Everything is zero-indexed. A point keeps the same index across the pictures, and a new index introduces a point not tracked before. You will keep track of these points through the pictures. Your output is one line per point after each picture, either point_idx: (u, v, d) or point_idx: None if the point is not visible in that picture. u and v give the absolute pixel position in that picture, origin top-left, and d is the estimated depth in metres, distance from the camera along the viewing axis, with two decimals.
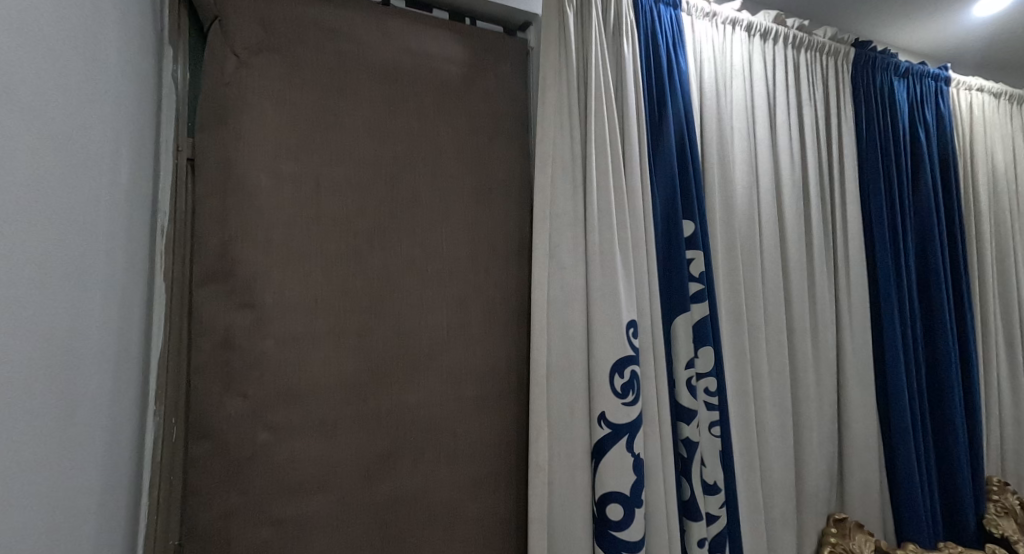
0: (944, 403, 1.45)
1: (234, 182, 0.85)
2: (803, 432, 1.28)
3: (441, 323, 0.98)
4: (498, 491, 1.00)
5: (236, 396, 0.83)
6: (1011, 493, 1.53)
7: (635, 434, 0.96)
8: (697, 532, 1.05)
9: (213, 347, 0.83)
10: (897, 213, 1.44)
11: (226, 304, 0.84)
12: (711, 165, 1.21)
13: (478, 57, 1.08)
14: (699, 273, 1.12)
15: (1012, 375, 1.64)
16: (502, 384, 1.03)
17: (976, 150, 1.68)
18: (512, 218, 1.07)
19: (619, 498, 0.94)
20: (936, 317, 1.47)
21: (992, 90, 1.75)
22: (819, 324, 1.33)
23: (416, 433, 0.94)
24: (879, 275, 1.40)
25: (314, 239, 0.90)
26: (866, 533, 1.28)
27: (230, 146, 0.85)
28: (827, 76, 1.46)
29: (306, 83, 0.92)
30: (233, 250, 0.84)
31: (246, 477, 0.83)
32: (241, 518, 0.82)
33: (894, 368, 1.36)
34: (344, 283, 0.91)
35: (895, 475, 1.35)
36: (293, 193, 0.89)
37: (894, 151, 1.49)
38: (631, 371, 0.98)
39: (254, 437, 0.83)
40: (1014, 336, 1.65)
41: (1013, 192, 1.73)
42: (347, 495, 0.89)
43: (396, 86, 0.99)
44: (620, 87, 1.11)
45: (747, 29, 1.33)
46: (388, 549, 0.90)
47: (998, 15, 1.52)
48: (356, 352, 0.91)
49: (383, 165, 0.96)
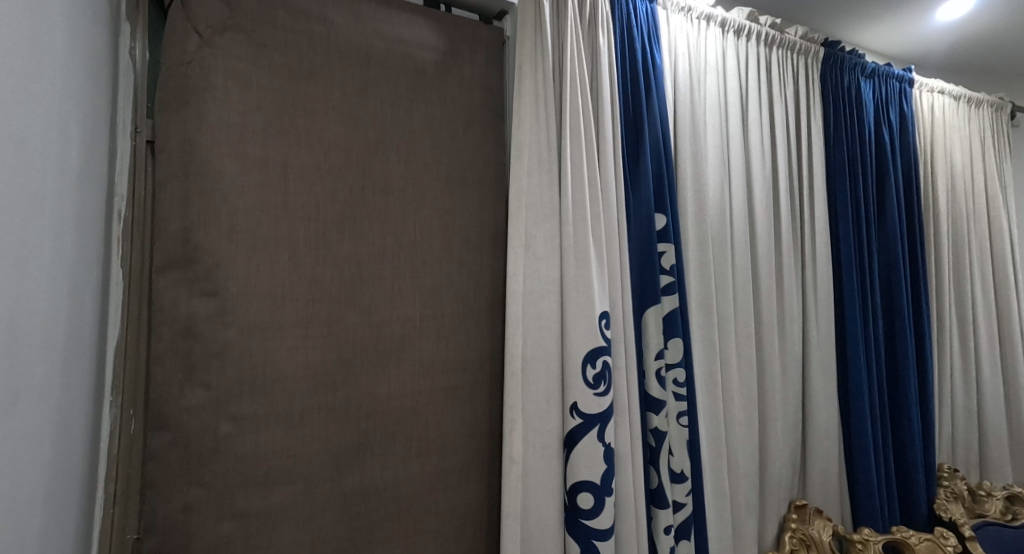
0: (901, 394, 1.51)
1: (197, 165, 0.82)
2: (768, 422, 1.31)
3: (413, 313, 0.97)
4: (469, 482, 1.00)
5: (198, 387, 0.81)
6: (960, 479, 1.61)
7: (606, 424, 0.97)
8: (663, 520, 1.07)
9: (174, 337, 0.80)
10: (861, 210, 1.49)
11: (187, 292, 0.81)
12: (683, 159, 1.23)
13: (454, 45, 1.06)
14: (670, 266, 1.14)
15: (964, 367, 1.72)
16: (475, 375, 1.03)
17: (936, 151, 1.75)
18: (487, 207, 1.07)
19: (590, 487, 0.95)
20: (896, 311, 1.53)
21: (952, 93, 1.81)
22: (785, 317, 1.37)
23: (385, 424, 0.94)
24: (842, 270, 1.45)
25: (281, 226, 0.88)
26: (824, 518, 1.33)
27: (192, 128, 0.82)
28: (798, 74, 1.49)
29: (274, 65, 0.89)
30: (195, 235, 0.81)
31: (208, 469, 0.81)
32: (202, 512, 0.80)
33: (854, 360, 1.41)
34: (313, 272, 0.90)
35: (854, 463, 1.40)
36: (259, 179, 0.86)
37: (860, 149, 1.53)
38: (603, 362, 0.99)
39: (216, 428, 0.81)
40: (967, 330, 1.72)
41: (970, 192, 1.80)
42: (314, 487, 0.87)
43: (368, 70, 0.97)
44: (595, 79, 1.11)
45: (721, 25, 1.35)
46: (356, 540, 0.90)
47: (960, 20, 1.57)
48: (325, 343, 0.90)
49: (354, 152, 0.94)
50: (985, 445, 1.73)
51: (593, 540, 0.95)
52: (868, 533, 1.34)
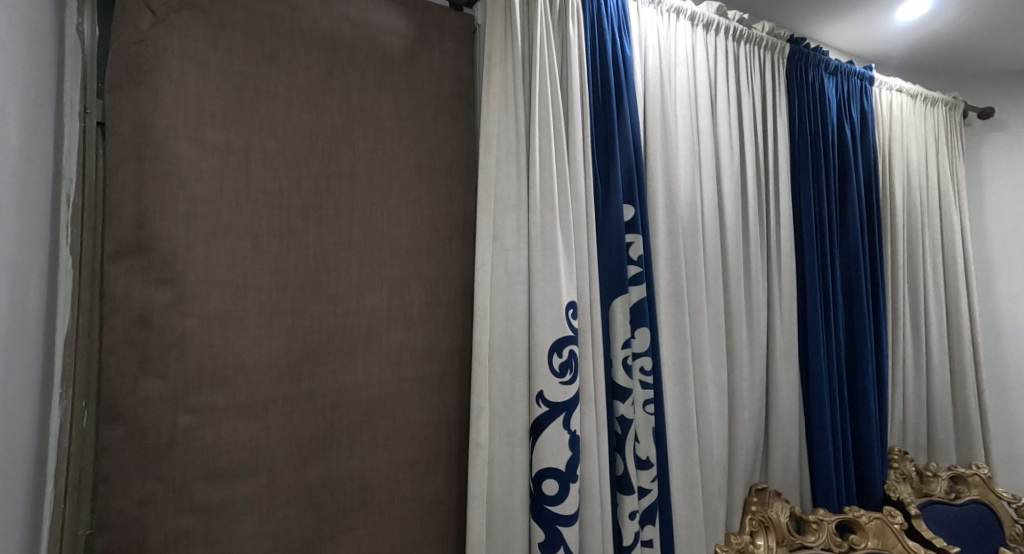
0: (859, 381, 1.57)
1: (151, 148, 0.79)
2: (736, 409, 1.35)
3: (381, 303, 0.97)
4: (438, 471, 1.01)
5: (155, 378, 0.79)
6: (909, 460, 1.70)
7: (572, 412, 0.99)
8: (629, 505, 1.10)
9: (128, 326, 0.78)
10: (823, 203, 1.54)
11: (143, 281, 0.79)
12: (653, 150, 1.24)
13: (423, 31, 1.05)
14: (637, 257, 1.15)
15: (915, 355, 1.80)
16: (444, 365, 1.03)
17: (894, 147, 1.81)
18: (456, 197, 1.06)
19: (555, 474, 0.97)
20: (855, 300, 1.59)
21: (910, 91, 1.88)
22: (752, 306, 1.40)
23: (352, 414, 0.93)
24: (805, 261, 1.49)
25: (242, 213, 0.85)
26: (783, 500, 1.39)
27: (146, 110, 0.79)
28: (765, 69, 1.52)
29: (233, 47, 0.86)
30: (150, 221, 0.79)
31: (165, 462, 0.79)
32: (160, 506, 0.78)
33: (815, 348, 1.46)
34: (277, 260, 0.88)
35: (813, 447, 1.46)
36: (219, 164, 0.84)
37: (823, 143, 1.58)
38: (569, 351, 1.00)
39: (174, 420, 0.80)
40: (919, 319, 1.80)
41: (925, 187, 1.87)
42: (278, 479, 0.86)
43: (334, 55, 0.94)
44: (565, 69, 1.11)
45: (691, 18, 1.36)
46: (321, 531, 0.89)
47: (918, 21, 1.62)
48: (289, 333, 0.88)
49: (320, 138, 0.92)
50: (932, 428, 1.83)
51: (557, 526, 0.96)
52: (822, 514, 1.40)
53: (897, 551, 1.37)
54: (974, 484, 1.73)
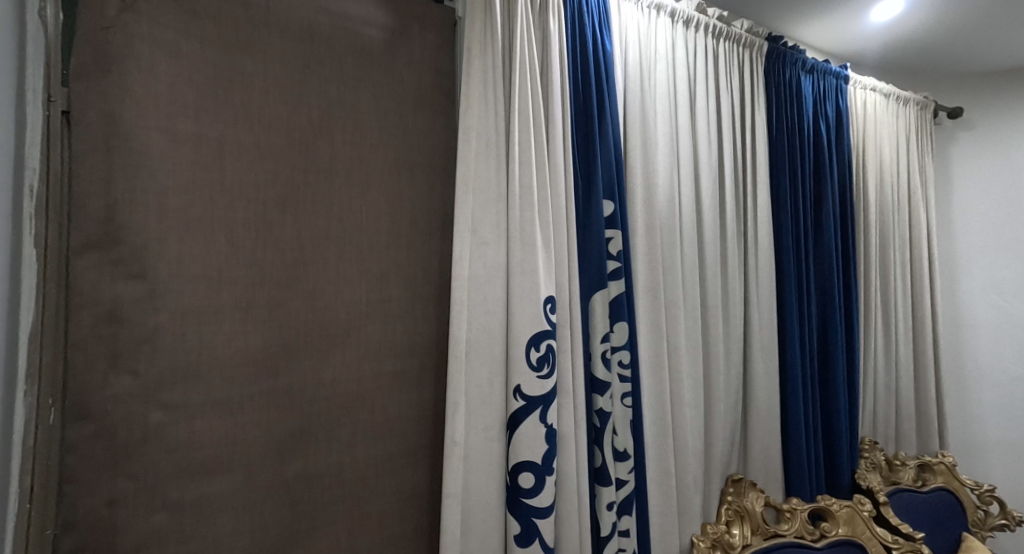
0: (831, 373, 1.61)
1: (120, 139, 0.77)
2: (713, 402, 1.37)
3: (359, 298, 0.96)
4: (417, 465, 1.01)
5: (125, 375, 0.77)
6: (879, 450, 1.75)
7: (548, 405, 1.00)
8: (606, 496, 1.11)
9: (96, 322, 0.76)
10: (799, 200, 1.56)
11: (112, 275, 0.77)
12: (633, 146, 1.24)
13: (403, 23, 1.03)
14: (616, 252, 1.16)
15: (886, 348, 1.84)
16: (423, 360, 1.03)
17: (867, 145, 1.85)
18: (436, 191, 1.06)
19: (530, 466, 0.97)
20: (828, 295, 1.62)
21: (884, 90, 1.92)
22: (729, 301, 1.43)
23: (329, 409, 0.92)
24: (782, 256, 1.52)
25: (216, 207, 0.84)
26: (758, 490, 1.42)
27: (113, 100, 0.77)
28: (743, 67, 1.53)
29: (206, 36, 0.84)
30: (119, 214, 0.77)
31: (136, 459, 0.78)
32: (130, 504, 0.77)
33: (790, 341, 1.49)
34: (252, 255, 0.86)
35: (787, 438, 1.50)
36: (192, 155, 0.82)
37: (800, 140, 1.61)
38: (547, 345, 1.01)
39: (146, 416, 0.78)
40: (890, 313, 1.85)
41: (896, 185, 1.92)
42: (253, 475, 0.85)
43: (311, 46, 0.93)
44: (545, 64, 1.11)
45: (671, 15, 1.37)
46: (298, 527, 0.88)
47: (892, 22, 1.66)
48: (264, 328, 0.87)
49: (297, 131, 0.91)
50: (900, 419, 1.88)
51: (533, 519, 0.97)
52: (795, 503, 1.44)
53: (865, 537, 1.44)
54: (940, 472, 1.80)
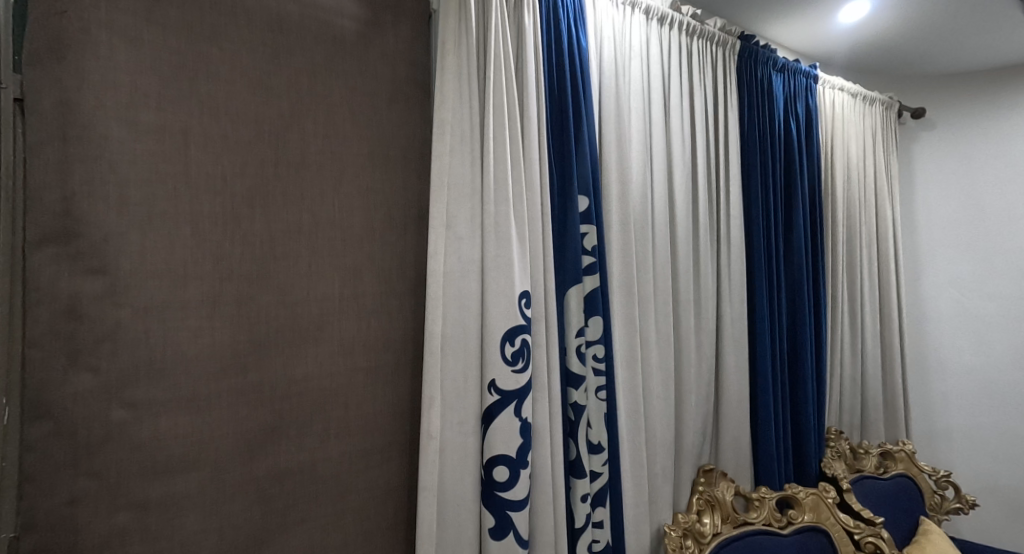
0: (800, 365, 1.65)
1: (77, 129, 0.74)
2: (685, 394, 1.40)
3: (331, 293, 0.95)
4: (392, 460, 1.01)
5: (85, 372, 0.75)
6: (844, 439, 1.81)
7: (523, 400, 1.00)
8: (580, 488, 1.13)
9: (54, 317, 0.73)
10: (770, 197, 1.60)
11: (70, 269, 0.74)
12: (608, 143, 1.25)
13: (377, 14, 1.02)
14: (591, 247, 1.17)
15: (852, 340, 1.91)
16: (398, 355, 1.02)
17: (835, 144, 1.90)
18: (410, 184, 1.05)
19: (505, 460, 0.98)
20: (797, 289, 1.66)
21: (851, 91, 1.98)
22: (701, 296, 1.46)
23: (301, 406, 0.91)
24: (754, 251, 1.55)
25: (182, 200, 0.82)
26: (728, 480, 1.46)
27: (69, 88, 0.74)
28: (716, 65, 1.55)
29: (169, 23, 0.82)
30: (77, 206, 0.74)
31: (97, 458, 0.75)
32: (92, 504, 0.75)
33: (760, 334, 1.53)
34: (219, 249, 0.85)
35: (757, 429, 1.54)
36: (155, 147, 0.80)
37: (771, 138, 1.64)
38: (522, 340, 1.01)
39: (107, 415, 0.76)
40: (856, 307, 1.91)
41: (863, 182, 1.98)
42: (222, 473, 0.84)
43: (281, 36, 0.91)
44: (520, 58, 1.11)
45: (645, 12, 1.38)
46: (269, 524, 0.87)
47: (859, 23, 1.70)
48: (233, 324, 0.86)
49: (266, 123, 0.89)
50: (865, 409, 1.95)
51: (507, 511, 0.98)
52: (764, 491, 1.48)
53: (829, 522, 1.50)
54: (900, 459, 1.88)
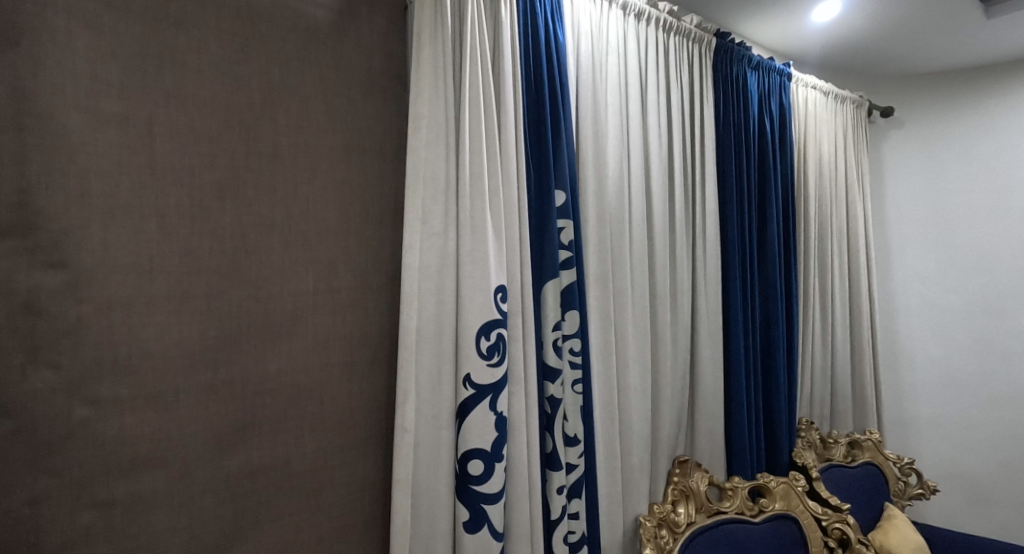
0: (772, 357, 1.69)
1: (34, 118, 0.72)
2: (661, 386, 1.42)
3: (305, 287, 0.94)
4: (367, 455, 1.00)
5: (45, 368, 0.72)
6: (814, 429, 1.86)
7: (498, 393, 1.00)
8: (557, 481, 1.13)
9: (10, 313, 0.71)
10: (744, 192, 1.63)
11: (29, 263, 0.72)
12: (585, 138, 1.26)
13: (351, 4, 1.00)
14: (568, 242, 1.18)
15: (823, 333, 1.96)
16: (374, 350, 1.02)
17: (808, 141, 1.94)
18: (386, 178, 1.04)
19: (480, 454, 0.98)
20: (769, 283, 1.70)
21: (823, 89, 2.02)
22: (677, 289, 1.48)
23: (274, 402, 0.90)
24: (729, 245, 1.58)
25: (147, 192, 0.80)
26: (702, 471, 1.49)
27: (25, 75, 0.71)
28: (692, 61, 1.57)
29: (131, 9, 0.79)
30: (35, 198, 0.72)
31: (59, 457, 0.73)
32: (53, 504, 0.73)
33: (734, 326, 1.56)
34: (188, 243, 0.83)
35: (731, 420, 1.57)
36: (119, 137, 0.78)
37: (745, 134, 1.66)
38: (497, 334, 1.01)
39: (69, 413, 0.74)
40: (827, 300, 1.95)
41: (834, 179, 2.03)
42: (192, 470, 0.83)
43: (251, 25, 0.89)
44: (496, 52, 1.10)
45: (623, 7, 1.39)
46: (240, 521, 0.86)
47: (831, 22, 1.73)
48: (202, 319, 0.84)
49: (235, 114, 0.87)
50: (834, 400, 2.00)
51: (482, 504, 0.98)
52: (737, 481, 1.51)
53: (799, 510, 1.52)
54: (868, 447, 1.93)
